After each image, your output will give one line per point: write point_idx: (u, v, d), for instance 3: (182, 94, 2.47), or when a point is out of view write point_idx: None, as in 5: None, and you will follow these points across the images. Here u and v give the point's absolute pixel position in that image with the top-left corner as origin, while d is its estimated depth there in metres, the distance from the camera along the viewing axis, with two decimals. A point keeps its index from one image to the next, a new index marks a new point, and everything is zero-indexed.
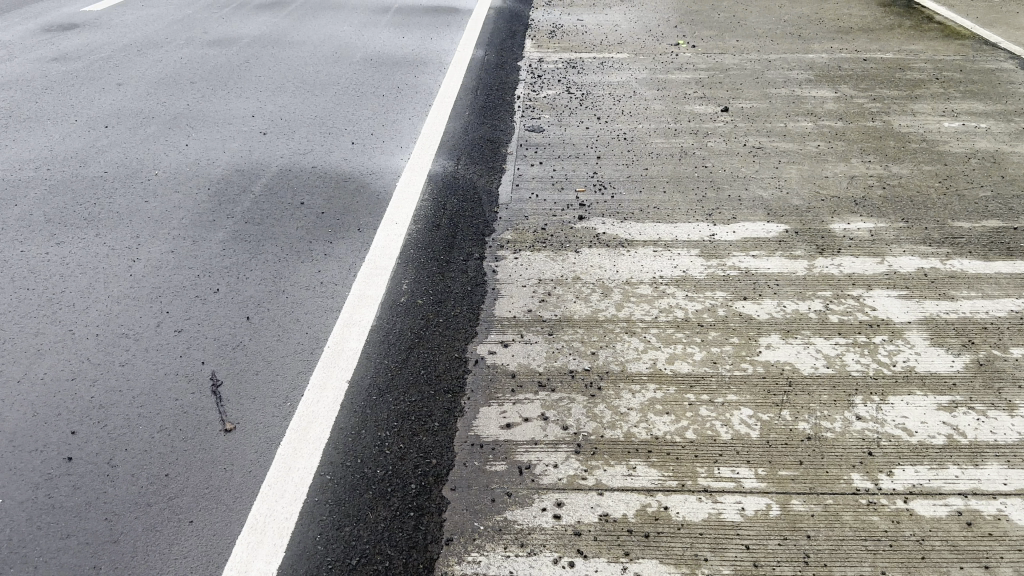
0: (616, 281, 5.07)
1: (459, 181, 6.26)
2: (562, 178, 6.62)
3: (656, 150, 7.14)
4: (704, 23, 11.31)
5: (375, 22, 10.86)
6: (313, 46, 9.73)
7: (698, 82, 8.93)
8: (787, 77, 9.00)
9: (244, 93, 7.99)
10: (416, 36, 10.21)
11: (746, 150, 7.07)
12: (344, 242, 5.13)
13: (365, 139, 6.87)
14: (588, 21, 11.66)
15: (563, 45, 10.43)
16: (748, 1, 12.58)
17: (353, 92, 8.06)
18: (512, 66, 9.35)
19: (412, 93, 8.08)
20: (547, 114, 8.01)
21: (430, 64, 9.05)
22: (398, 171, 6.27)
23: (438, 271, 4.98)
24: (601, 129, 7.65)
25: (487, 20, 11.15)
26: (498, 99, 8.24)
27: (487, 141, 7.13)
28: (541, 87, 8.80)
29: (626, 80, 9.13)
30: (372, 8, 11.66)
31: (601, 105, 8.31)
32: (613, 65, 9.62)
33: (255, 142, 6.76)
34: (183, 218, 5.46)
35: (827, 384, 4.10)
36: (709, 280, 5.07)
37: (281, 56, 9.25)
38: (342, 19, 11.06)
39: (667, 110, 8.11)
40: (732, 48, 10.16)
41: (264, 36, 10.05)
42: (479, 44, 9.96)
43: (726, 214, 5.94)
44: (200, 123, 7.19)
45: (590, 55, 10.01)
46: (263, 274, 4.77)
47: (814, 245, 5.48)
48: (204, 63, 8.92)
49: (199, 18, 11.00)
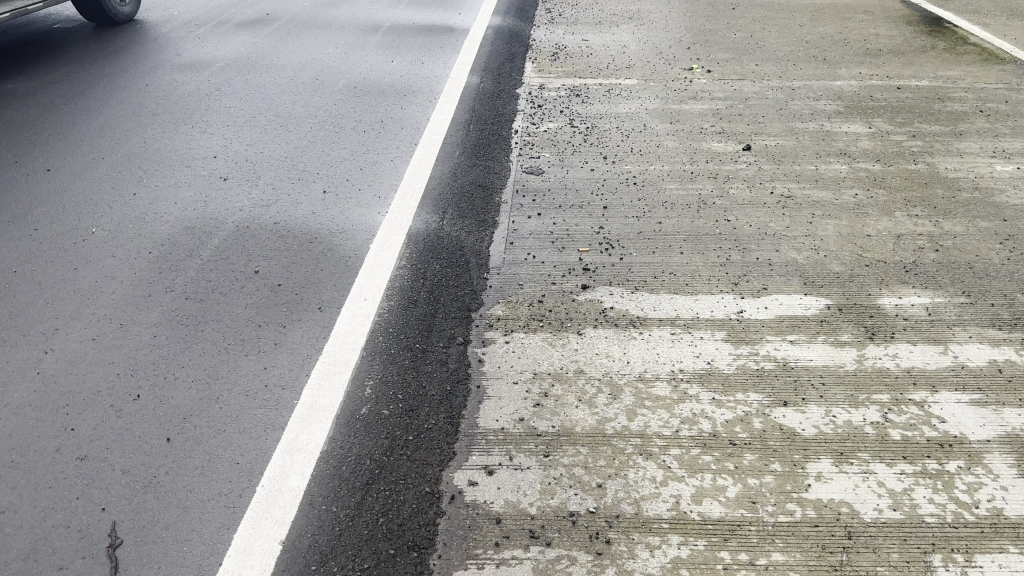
0: (627, 375, 4.19)
1: (443, 241, 5.41)
2: (564, 234, 5.77)
3: (671, 198, 6.29)
4: (719, 44, 10.48)
5: (363, 44, 10.02)
6: (293, 71, 8.90)
7: (716, 115, 8.08)
8: (813, 110, 8.15)
9: (208, 128, 7.15)
10: (406, 60, 9.37)
11: (773, 199, 6.22)
12: (300, 328, 4.28)
13: (339, 186, 6.03)
14: (593, 42, 10.82)
15: (567, 70, 9.59)
16: (766, 20, 11.76)
17: (331, 128, 7.21)
18: (510, 95, 8.52)
19: (396, 129, 7.22)
20: (547, 153, 7.16)
21: (419, 94, 8.20)
22: (372, 229, 5.42)
23: (411, 364, 4.11)
24: (608, 172, 6.80)
25: (485, 42, 10.31)
26: (493, 134, 7.39)
27: (479, 188, 6.28)
28: (541, 120, 7.95)
29: (635, 111, 8.28)
30: (362, 27, 10.83)
31: (608, 141, 7.46)
32: (620, 94, 8.78)
33: (212, 191, 5.92)
34: (114, 293, 4.62)
35: (897, 538, 3.24)
36: (740, 376, 4.19)
37: (256, 83, 8.42)
38: (328, 39, 10.23)
39: (682, 148, 7.26)
40: (751, 73, 9.31)
41: (241, 60, 9.23)
42: (474, 70, 9.13)
43: (755, 283, 5.09)
44: (154, 166, 6.35)
45: (595, 82, 9.18)
46: (196, 373, 3.92)
47: (862, 329, 4.64)
48: (169, 92, 8.09)
49: (174, 38, 10.19)
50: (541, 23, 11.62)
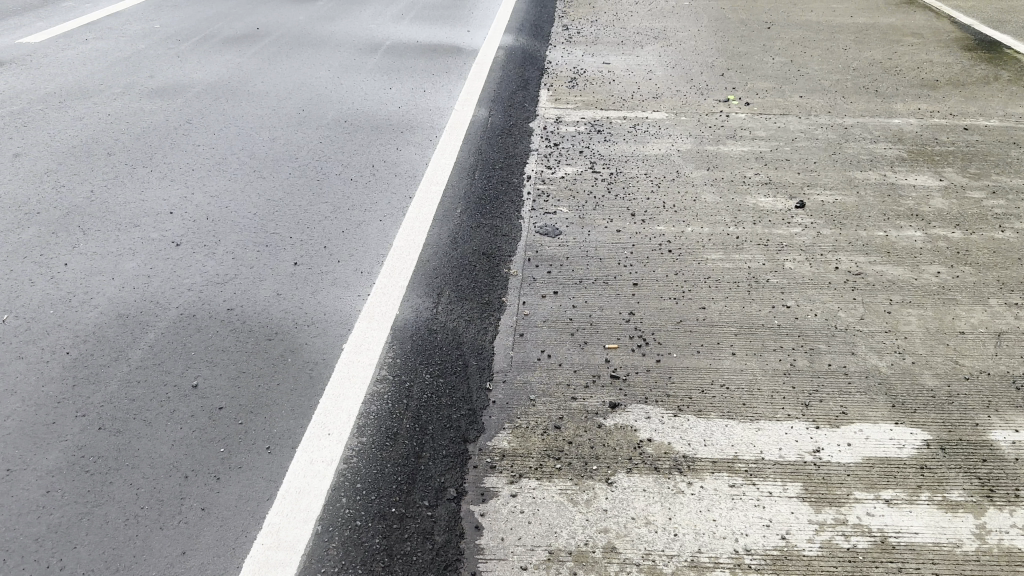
0: (675, 557, 3.13)
1: (436, 335, 4.33)
2: (586, 321, 4.70)
3: (714, 271, 5.22)
4: (758, 71, 9.42)
5: (361, 66, 8.98)
6: (277, 98, 7.87)
7: (759, 159, 7.01)
8: (871, 156, 7.07)
9: (169, 172, 6.15)
10: (407, 87, 8.32)
11: (839, 276, 5.14)
12: (239, 484, 3.25)
13: (313, 256, 4.99)
14: (615, 66, 9.77)
15: (586, 100, 8.54)
16: (807, 42, 10.69)
17: (312, 175, 6.17)
18: (521, 134, 7.47)
19: (389, 177, 6.17)
20: (564, 209, 6.11)
21: (418, 130, 7.15)
22: (347, 318, 4.36)
23: (381, 543, 3.06)
24: (637, 234, 5.74)
25: (497, 66, 9.25)
26: (502, 184, 6.36)
27: (484, 258, 5.22)
28: (557, 165, 6.90)
29: (666, 153, 7.21)
30: (359, 46, 9.78)
31: (635, 193, 6.39)
32: (648, 132, 7.72)
33: (157, 261, 4.90)
34: (9, 416, 3.62)
35: None
36: (826, 562, 3.14)
37: (234, 114, 7.41)
38: (321, 60, 9.20)
39: (723, 203, 6.19)
40: (795, 108, 8.24)
41: (221, 84, 8.24)
42: (482, 101, 8.08)
43: (829, 404, 4.02)
44: (97, 224, 5.36)
45: (618, 117, 8.12)
46: (89, 562, 2.92)
47: (976, 480, 3.57)
48: (133, 126, 7.10)
49: (151, 57, 9.24)
50: (557, 44, 10.57)
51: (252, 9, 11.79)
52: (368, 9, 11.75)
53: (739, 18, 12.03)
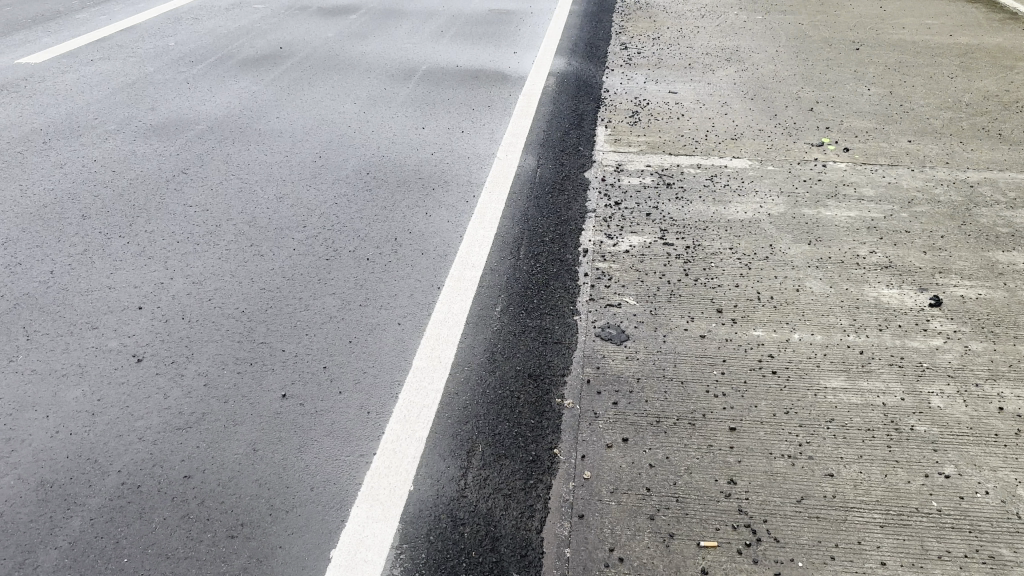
0: None
1: (464, 527, 3.14)
2: (671, 490, 3.44)
3: (837, 410, 3.98)
4: (853, 105, 8.10)
5: (392, 99, 7.83)
6: (292, 141, 6.77)
7: (871, 230, 5.73)
8: (1011, 227, 5.74)
9: (149, 246, 5.06)
10: (443, 126, 7.16)
11: (1006, 424, 3.89)
12: None
13: (308, 382, 3.83)
14: (683, 95, 8.50)
15: (651, 143, 7.30)
16: (904, 68, 9.32)
17: (320, 250, 5.03)
18: (575, 190, 6.26)
19: (413, 255, 5.00)
20: (633, 299, 4.88)
21: (453, 187, 5.97)
22: (343, 497, 3.20)
23: None
24: (727, 341, 4.49)
25: (548, 99, 8.04)
26: (554, 263, 5.15)
27: (531, 382, 4.00)
28: (620, 234, 5.67)
29: (754, 216, 5.95)
30: (393, 71, 8.64)
31: (720, 276, 5.13)
32: (728, 186, 6.45)
33: (107, 388, 3.80)
34: None
35: None
36: None
37: (239, 162, 6.32)
38: (346, 89, 8.08)
39: (834, 295, 4.93)
40: (904, 157, 6.92)
41: (230, 121, 7.20)
42: (530, 144, 6.89)
43: None
44: (48, 324, 4.27)
45: (691, 164, 6.85)
46: None
47: None
48: (120, 176, 6.05)
49: (158, 84, 8.24)
50: (616, 69, 9.33)
51: (278, 23, 10.75)
52: (405, 27, 10.63)
53: (821, 37, 10.68)
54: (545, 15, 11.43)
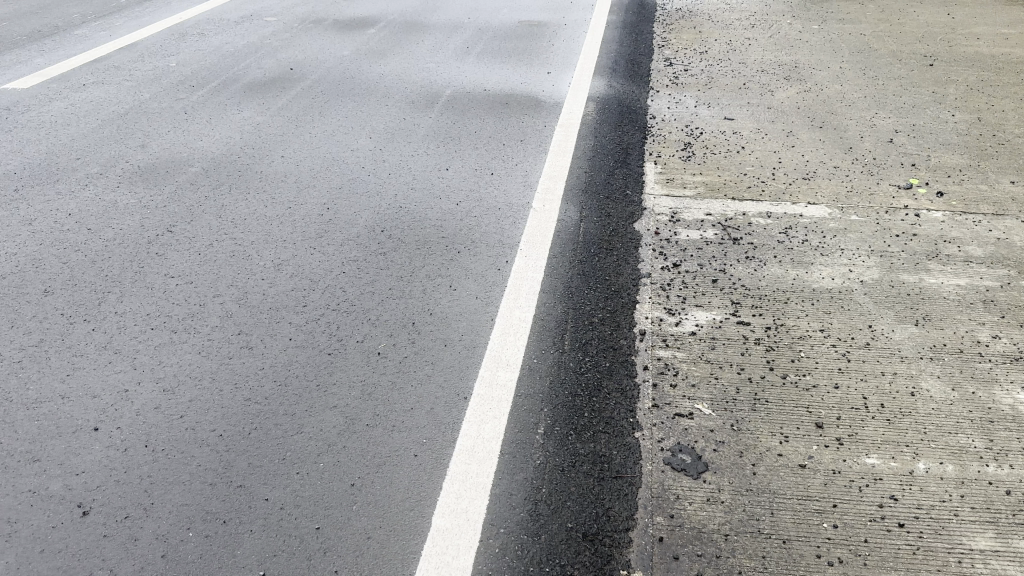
0: None
1: None
2: None
3: None
4: (938, 136, 7.09)
5: (412, 134, 6.94)
6: (296, 188, 5.89)
7: (989, 306, 4.73)
8: None
9: (117, 335, 4.21)
10: (469, 169, 6.25)
11: None
12: None
13: (295, 554, 2.94)
14: (740, 123, 7.50)
15: (710, 185, 6.32)
16: (990, 88, 8.26)
17: (321, 341, 4.14)
18: (626, 249, 5.30)
19: (434, 347, 4.09)
20: (707, 403, 3.93)
21: (481, 250, 5.06)
22: None
23: None
24: (833, 474, 3.53)
25: (588, 130, 7.08)
26: (606, 352, 4.21)
27: (586, 546, 3.06)
28: (683, 309, 4.71)
29: (842, 284, 4.96)
30: (413, 99, 7.75)
31: (812, 372, 4.17)
32: (807, 241, 5.47)
33: (39, 560, 2.95)
34: None
35: None
36: None
37: (233, 217, 5.46)
38: (360, 122, 7.19)
39: (959, 403, 3.96)
40: (1010, 203, 5.90)
41: (229, 162, 6.35)
42: (570, 189, 5.94)
43: None
44: None
45: (759, 213, 5.87)
46: None
47: None
48: (96, 236, 5.23)
49: (152, 115, 7.41)
50: (662, 91, 8.36)
51: (289, 41, 9.90)
52: (427, 44, 9.73)
53: (888, 50, 9.64)
54: (579, 27, 10.46)
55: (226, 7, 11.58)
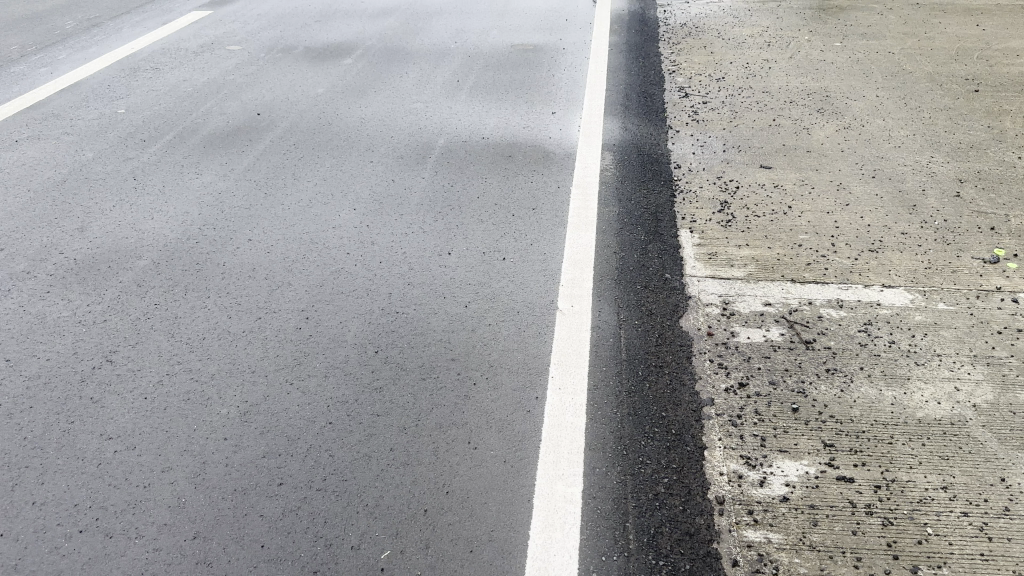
0: None
1: None
2: None
3: None
4: (1010, 186, 6.16)
5: (403, 203, 5.90)
6: (267, 287, 4.85)
7: None
8: None
9: (31, 548, 3.17)
10: (475, 250, 5.22)
11: None
12: None
13: None
14: (779, 174, 6.54)
15: (761, 261, 5.34)
16: None
17: (305, 547, 3.12)
18: (678, 360, 4.29)
19: (455, 553, 3.08)
20: None
21: (503, 376, 4.04)
22: None
23: None
24: None
25: (608, 191, 6.07)
26: (682, 543, 3.20)
27: None
28: (765, 456, 3.71)
29: (952, 412, 4.01)
30: (402, 155, 6.72)
31: (950, 564, 3.22)
32: (894, 344, 4.51)
33: None
34: None
35: None
36: None
37: (189, 335, 4.41)
38: (341, 188, 6.14)
39: None
40: None
41: (185, 250, 5.29)
42: (599, 276, 4.94)
43: None
44: None
45: (827, 301, 4.90)
46: None
47: None
48: (15, 371, 4.17)
49: (95, 181, 6.33)
50: (682, 132, 7.38)
51: (255, 76, 8.81)
52: (412, 78, 8.67)
53: (924, 72, 8.71)
54: (580, 51, 9.45)
55: (183, 35, 10.47)
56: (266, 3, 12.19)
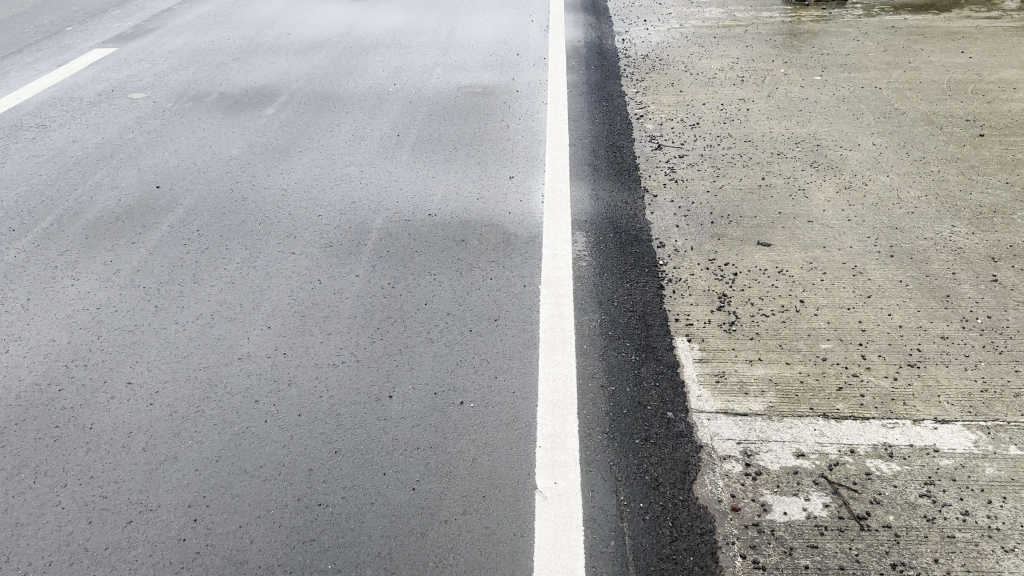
0: None
1: None
2: None
3: None
4: None
5: (332, 315, 4.72)
6: (147, 466, 3.64)
7: None
8: None
9: None
10: (422, 388, 4.07)
11: None
12: None
13: None
14: (782, 254, 5.55)
15: (780, 385, 4.30)
16: None
17: None
18: (702, 563, 3.21)
19: None
20: None
21: None
22: None
23: None
24: None
25: (584, 288, 4.98)
26: None
27: None
28: None
29: None
30: (331, 242, 5.55)
31: None
32: (970, 518, 3.51)
33: None
34: None
35: None
36: None
37: (31, 561, 3.20)
38: (253, 294, 4.94)
39: None
40: None
41: (44, 404, 4.06)
42: (585, 429, 3.84)
43: None
44: None
45: (871, 450, 3.89)
46: None
47: None
48: None
49: None
50: (660, 198, 6.36)
51: (159, 134, 7.53)
52: (344, 132, 7.50)
53: (919, 111, 7.85)
54: (536, 94, 8.39)
55: (79, 80, 9.11)
56: (180, 37, 10.87)
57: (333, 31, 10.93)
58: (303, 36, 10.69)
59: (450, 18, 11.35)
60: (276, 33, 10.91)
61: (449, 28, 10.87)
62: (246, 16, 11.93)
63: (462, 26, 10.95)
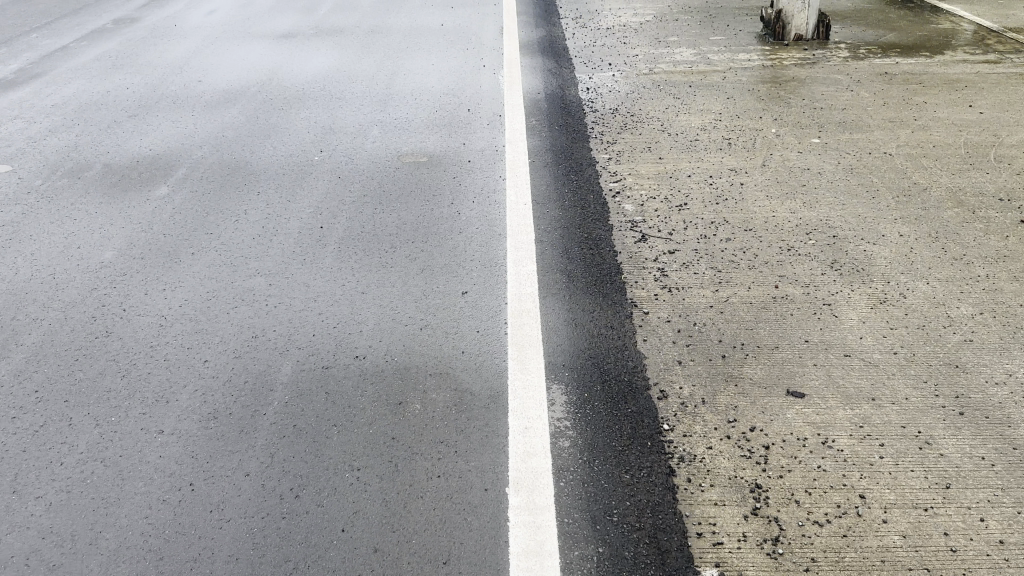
0: None
1: None
2: None
3: None
4: None
5: (205, 556, 3.24)
6: None
7: None
8: None
9: None
10: None
11: None
12: None
13: None
14: (821, 412, 4.24)
15: None
16: None
17: None
18: None
19: None
20: None
21: None
22: None
23: None
24: None
25: (568, 486, 3.60)
26: None
27: None
28: None
29: None
30: (218, 409, 4.08)
31: None
32: None
33: None
34: None
35: None
36: None
37: None
38: (93, 516, 3.48)
39: None
40: None
41: None
42: None
43: None
44: None
45: None
46: None
47: None
48: None
49: None
50: (653, 319, 5.02)
51: (17, 228, 5.97)
52: (253, 222, 6.01)
53: (942, 185, 6.69)
54: (491, 165, 7.03)
55: None
56: (69, 85, 9.26)
57: (252, 78, 9.41)
58: (216, 85, 9.15)
59: (389, 62, 9.93)
60: (185, 80, 9.34)
61: (388, 74, 9.45)
62: (152, 58, 10.31)
63: (404, 71, 9.55)
